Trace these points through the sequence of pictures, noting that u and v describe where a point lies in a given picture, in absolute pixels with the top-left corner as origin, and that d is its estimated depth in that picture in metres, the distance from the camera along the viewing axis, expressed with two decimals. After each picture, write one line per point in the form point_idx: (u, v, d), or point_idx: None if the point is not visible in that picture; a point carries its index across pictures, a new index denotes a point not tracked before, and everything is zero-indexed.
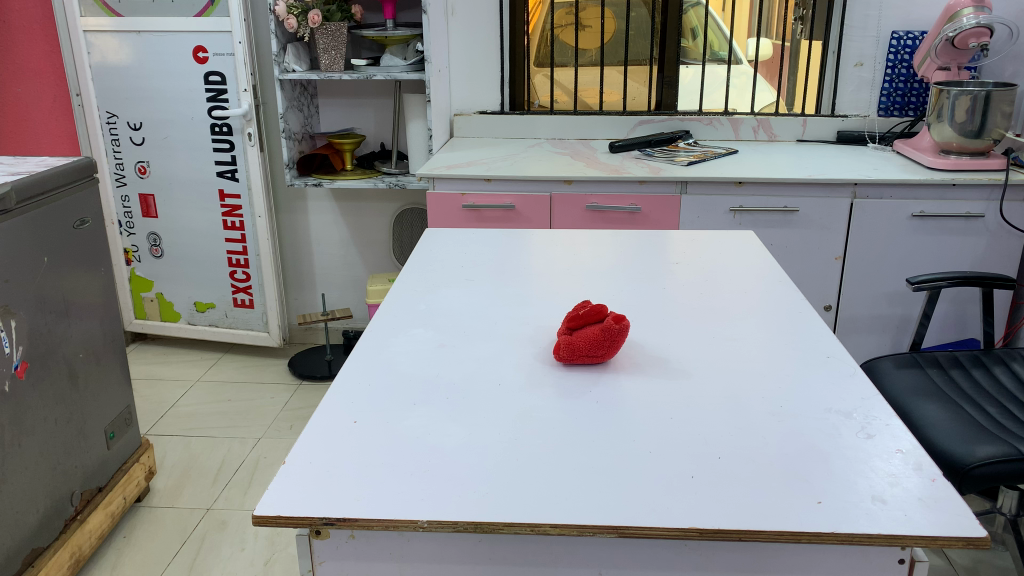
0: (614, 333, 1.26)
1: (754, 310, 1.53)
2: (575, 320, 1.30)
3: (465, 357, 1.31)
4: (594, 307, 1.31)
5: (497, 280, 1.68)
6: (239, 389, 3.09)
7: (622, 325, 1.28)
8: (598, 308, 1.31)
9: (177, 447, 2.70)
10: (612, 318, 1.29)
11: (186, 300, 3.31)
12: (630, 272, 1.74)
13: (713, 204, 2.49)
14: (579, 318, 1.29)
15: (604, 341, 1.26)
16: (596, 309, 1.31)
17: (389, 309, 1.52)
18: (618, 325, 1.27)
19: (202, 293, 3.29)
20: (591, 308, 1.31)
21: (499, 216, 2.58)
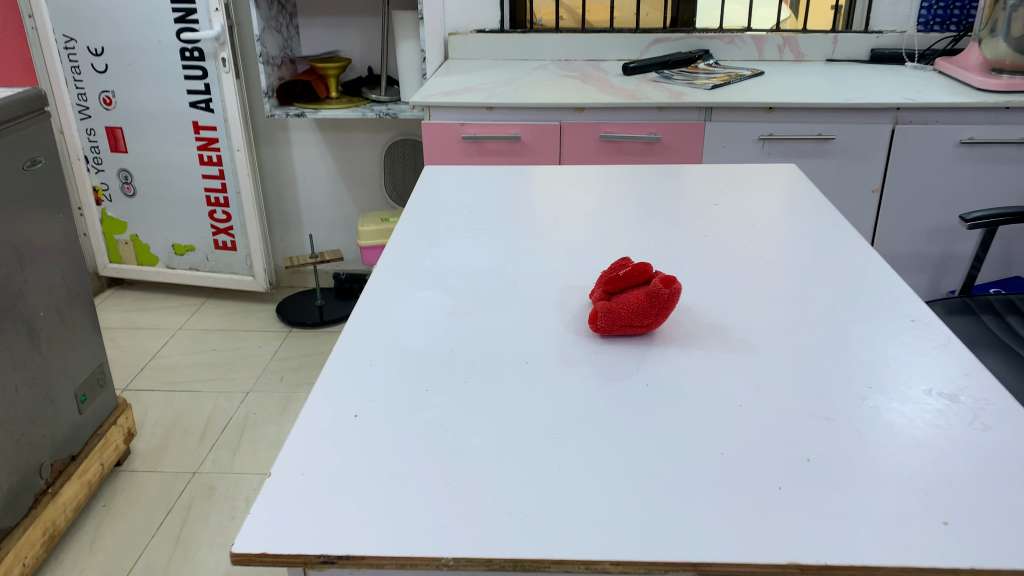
0: (662, 298, 1.05)
1: (813, 259, 1.32)
2: (614, 282, 1.09)
3: (483, 329, 1.10)
4: (637, 267, 1.10)
5: (512, 228, 1.46)
6: (225, 337, 2.89)
7: (672, 288, 1.06)
8: (642, 268, 1.10)
9: (158, 403, 2.50)
10: (660, 280, 1.08)
11: (164, 242, 3.08)
12: (664, 213, 1.52)
13: (740, 132, 2.25)
14: (619, 281, 1.09)
15: (650, 308, 1.05)
16: (639, 269, 1.10)
17: (388, 267, 1.30)
18: (667, 290, 1.06)
19: (181, 234, 3.05)
20: (634, 268, 1.10)
21: (503, 149, 2.34)
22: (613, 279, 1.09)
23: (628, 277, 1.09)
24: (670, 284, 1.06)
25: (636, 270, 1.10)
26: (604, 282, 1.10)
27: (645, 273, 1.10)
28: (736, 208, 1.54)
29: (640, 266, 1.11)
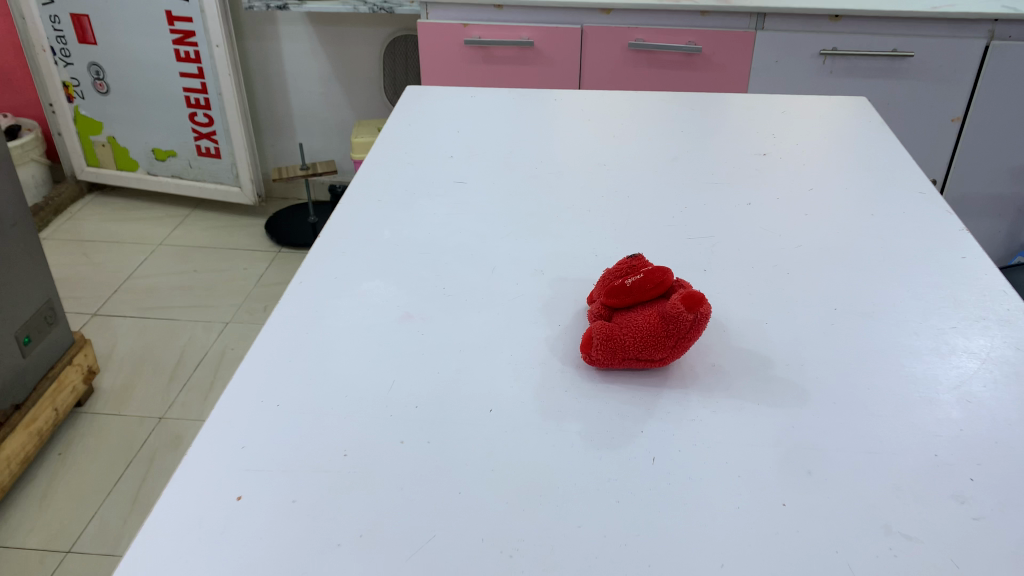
0: (681, 326, 0.76)
1: (892, 242, 1.00)
2: (617, 295, 0.80)
3: (441, 347, 0.82)
4: (649, 272, 0.80)
5: (503, 184, 1.15)
6: (209, 255, 2.64)
7: (698, 310, 0.76)
8: (655, 273, 0.80)
9: (129, 332, 2.28)
10: (679, 294, 0.78)
11: (143, 146, 2.79)
12: (697, 163, 1.19)
13: (799, 44, 1.87)
14: (623, 294, 0.79)
15: (664, 339, 0.76)
16: (651, 276, 0.80)
17: (334, 240, 1.01)
18: (689, 314, 0.76)
19: (160, 138, 2.76)
20: (644, 272, 0.80)
21: (513, 57, 1.98)
22: (616, 290, 0.80)
23: (636, 289, 0.79)
24: (694, 306, 0.76)
25: (647, 277, 0.80)
26: (603, 292, 0.81)
27: (661, 282, 0.80)
28: (791, 159, 1.20)
29: (653, 270, 0.81)
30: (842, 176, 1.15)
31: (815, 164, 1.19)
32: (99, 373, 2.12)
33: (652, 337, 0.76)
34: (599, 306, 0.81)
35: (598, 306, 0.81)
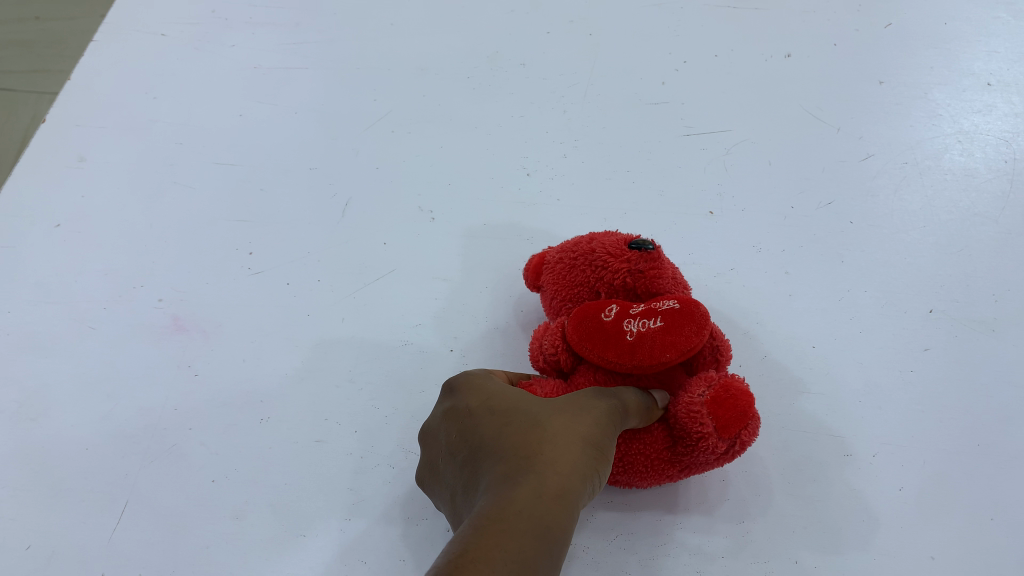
0: (695, 456, 0.35)
1: (1022, 141, 0.59)
2: (599, 352, 0.35)
3: (232, 409, 0.45)
4: (677, 316, 0.34)
5: (382, 6, 0.69)
6: None
7: (737, 430, 0.35)
8: (687, 320, 0.34)
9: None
10: (710, 382, 0.35)
11: None
12: None
13: None
14: (613, 355, 0.34)
15: (661, 466, 0.36)
16: (679, 332, 0.34)
17: (71, 134, 0.58)
18: (717, 440, 0.34)
19: None
20: (666, 314, 0.34)
21: None
22: (600, 343, 0.35)
23: (644, 358, 0.34)
24: (730, 428, 0.34)
25: (670, 335, 0.34)
26: (574, 322, 0.36)
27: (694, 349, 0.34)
28: None
29: (683, 309, 0.35)
30: None
31: None
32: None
33: (636, 460, 0.36)
34: (562, 349, 0.37)
35: (560, 348, 0.37)
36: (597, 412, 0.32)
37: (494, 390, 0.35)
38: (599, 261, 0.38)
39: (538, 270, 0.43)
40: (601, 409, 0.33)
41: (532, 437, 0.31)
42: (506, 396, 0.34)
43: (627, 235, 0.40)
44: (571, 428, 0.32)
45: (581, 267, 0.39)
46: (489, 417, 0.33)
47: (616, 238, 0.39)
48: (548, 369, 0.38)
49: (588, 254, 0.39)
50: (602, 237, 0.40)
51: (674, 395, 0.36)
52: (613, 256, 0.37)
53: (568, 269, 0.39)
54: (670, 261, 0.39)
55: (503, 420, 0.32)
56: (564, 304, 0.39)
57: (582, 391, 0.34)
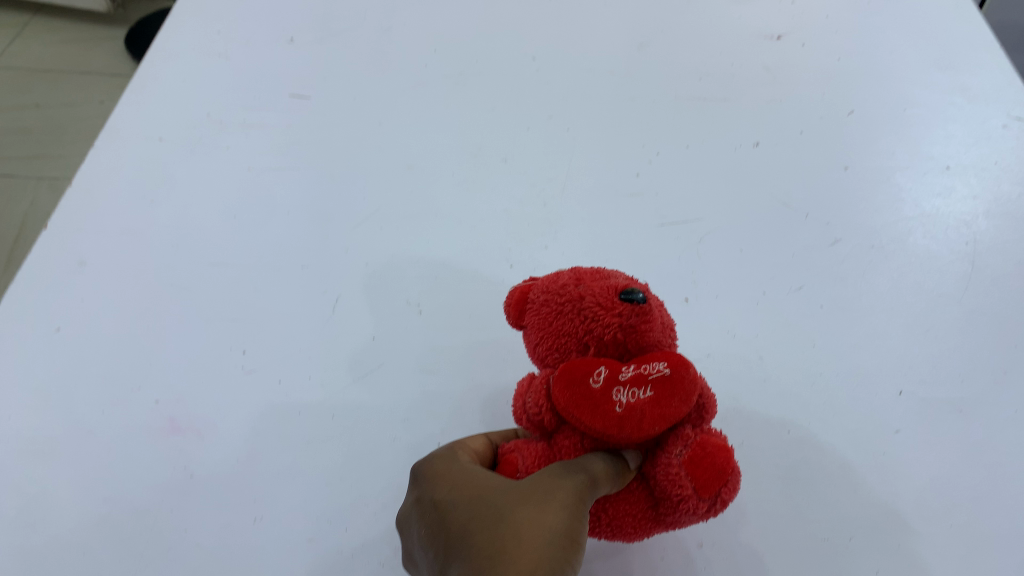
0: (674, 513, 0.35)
1: (980, 222, 0.63)
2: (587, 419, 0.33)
3: (227, 508, 0.47)
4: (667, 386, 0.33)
5: (370, 106, 0.72)
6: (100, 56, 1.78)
7: (719, 487, 0.35)
8: (677, 388, 0.33)
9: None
10: (686, 441, 0.34)
11: None
12: (678, 56, 0.77)
13: None
14: (601, 426, 0.33)
15: (644, 523, 0.37)
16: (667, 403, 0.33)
17: (71, 238, 0.60)
18: (699, 501, 0.34)
19: None
20: (657, 382, 0.33)
21: None
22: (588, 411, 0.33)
23: (633, 431, 0.33)
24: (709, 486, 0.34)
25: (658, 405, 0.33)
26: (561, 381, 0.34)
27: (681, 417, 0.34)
28: (818, 48, 0.79)
29: (673, 375, 0.33)
30: (895, 85, 0.75)
31: (854, 61, 0.78)
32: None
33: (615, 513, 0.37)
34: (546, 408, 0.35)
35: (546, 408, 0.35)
36: (563, 493, 0.33)
37: (470, 476, 0.37)
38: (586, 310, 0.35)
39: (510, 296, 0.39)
40: (569, 489, 0.33)
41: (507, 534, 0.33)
42: (479, 483, 0.36)
43: (611, 271, 0.37)
44: (537, 519, 0.33)
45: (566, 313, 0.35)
46: (462, 509, 0.35)
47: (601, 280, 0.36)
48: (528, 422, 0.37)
49: (574, 299, 0.35)
50: (588, 276, 0.36)
51: (658, 454, 0.35)
52: (603, 305, 0.34)
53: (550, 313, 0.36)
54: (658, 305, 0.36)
55: (474, 513, 0.35)
56: (545, 350, 0.36)
57: (553, 464, 0.35)
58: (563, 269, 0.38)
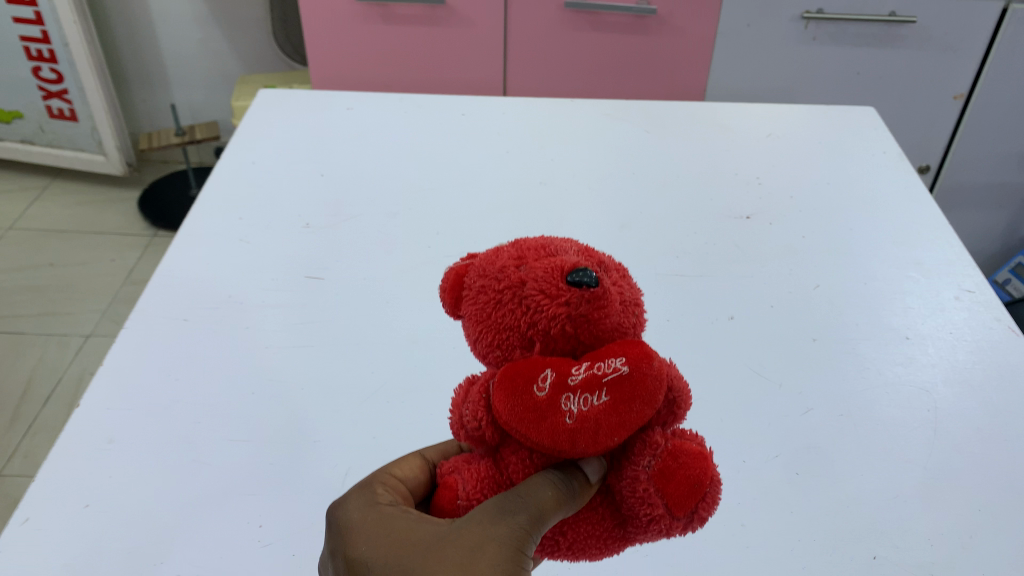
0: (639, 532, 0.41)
1: (940, 390, 0.68)
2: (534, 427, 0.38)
3: None
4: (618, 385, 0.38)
5: (379, 286, 0.79)
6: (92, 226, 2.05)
7: (696, 504, 0.40)
8: (624, 388, 0.38)
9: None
10: (655, 450, 0.40)
11: None
12: (658, 235, 0.86)
13: (777, 4, 1.51)
14: (551, 434, 0.38)
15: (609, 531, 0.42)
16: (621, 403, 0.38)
17: (99, 417, 0.65)
18: (670, 516, 0.40)
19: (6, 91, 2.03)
20: (606, 380, 0.38)
21: (419, 16, 1.57)
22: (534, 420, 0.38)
23: (586, 441, 0.38)
24: (678, 504, 0.39)
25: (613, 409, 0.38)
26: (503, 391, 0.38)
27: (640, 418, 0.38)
28: (784, 227, 0.87)
29: (625, 373, 0.37)
30: (857, 262, 0.83)
31: (817, 238, 0.86)
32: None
33: (577, 535, 0.43)
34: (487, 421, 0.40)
35: (484, 422, 0.39)
36: (503, 533, 0.40)
37: (412, 535, 0.43)
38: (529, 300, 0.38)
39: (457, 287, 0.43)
40: (506, 529, 0.40)
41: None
42: (416, 535, 0.43)
43: (558, 254, 0.40)
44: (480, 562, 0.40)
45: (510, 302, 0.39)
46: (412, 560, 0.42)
47: (545, 264, 0.39)
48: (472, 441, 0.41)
49: (516, 286, 0.39)
50: (534, 262, 0.40)
51: (625, 466, 0.40)
52: (548, 295, 0.38)
53: (493, 306, 0.40)
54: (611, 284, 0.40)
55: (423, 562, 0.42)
56: (491, 347, 0.40)
57: (492, 502, 0.41)
58: (505, 254, 0.41)
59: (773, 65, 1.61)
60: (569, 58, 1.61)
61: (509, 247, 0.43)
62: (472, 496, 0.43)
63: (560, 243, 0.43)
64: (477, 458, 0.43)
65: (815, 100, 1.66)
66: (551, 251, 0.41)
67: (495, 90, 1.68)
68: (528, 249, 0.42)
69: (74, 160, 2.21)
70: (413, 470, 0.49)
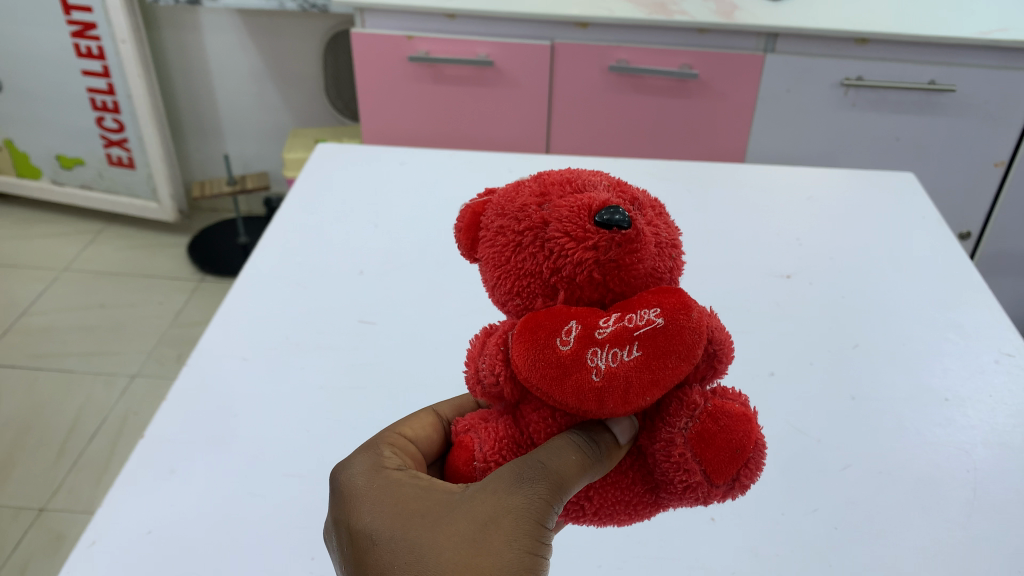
0: (673, 497, 0.47)
1: (979, 451, 0.69)
2: (558, 384, 0.43)
3: None
4: (651, 340, 0.42)
5: (429, 330, 0.82)
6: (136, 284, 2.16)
7: (737, 472, 0.45)
8: (655, 337, 0.42)
9: (16, 389, 1.80)
10: (693, 412, 0.44)
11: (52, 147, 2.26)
12: (698, 290, 0.88)
13: (816, 71, 1.55)
14: (576, 385, 0.43)
15: (638, 495, 0.48)
16: (653, 358, 0.42)
17: (161, 449, 0.69)
18: (710, 483, 0.45)
19: (71, 143, 2.23)
20: (640, 330, 0.43)
21: (468, 76, 1.63)
22: (559, 375, 0.43)
23: (616, 402, 0.43)
24: (717, 470, 0.44)
25: (645, 365, 0.42)
26: (526, 344, 0.43)
27: (676, 374, 0.43)
28: (823, 286, 0.89)
29: (658, 325, 0.42)
30: (898, 322, 0.84)
31: (856, 297, 0.88)
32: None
33: (604, 500, 0.48)
34: (506, 375, 0.45)
35: (501, 377, 0.45)
36: (520, 499, 0.46)
37: (427, 502, 0.48)
38: (555, 243, 0.43)
39: (482, 223, 0.48)
40: (523, 496, 0.45)
41: (471, 556, 0.46)
42: (430, 503, 0.48)
43: (590, 191, 0.45)
44: (499, 525, 0.46)
45: (532, 244, 0.44)
46: (428, 526, 0.47)
47: (569, 203, 0.44)
48: (490, 395, 0.47)
49: (539, 227, 0.44)
50: (560, 203, 0.44)
51: (661, 428, 0.45)
52: (574, 238, 0.43)
53: (513, 248, 0.45)
54: (643, 225, 0.44)
55: (441, 528, 0.47)
56: (514, 294, 0.45)
57: (513, 466, 0.46)
58: (525, 191, 0.46)
59: (812, 130, 1.64)
60: (611, 119, 1.66)
61: (532, 182, 0.47)
62: (489, 458, 0.48)
63: (588, 177, 0.47)
64: (496, 417, 0.49)
65: (855, 165, 1.68)
66: (579, 186, 0.46)
67: (539, 148, 1.73)
68: (551, 184, 0.46)
69: (126, 206, 2.30)
70: (425, 429, 0.55)
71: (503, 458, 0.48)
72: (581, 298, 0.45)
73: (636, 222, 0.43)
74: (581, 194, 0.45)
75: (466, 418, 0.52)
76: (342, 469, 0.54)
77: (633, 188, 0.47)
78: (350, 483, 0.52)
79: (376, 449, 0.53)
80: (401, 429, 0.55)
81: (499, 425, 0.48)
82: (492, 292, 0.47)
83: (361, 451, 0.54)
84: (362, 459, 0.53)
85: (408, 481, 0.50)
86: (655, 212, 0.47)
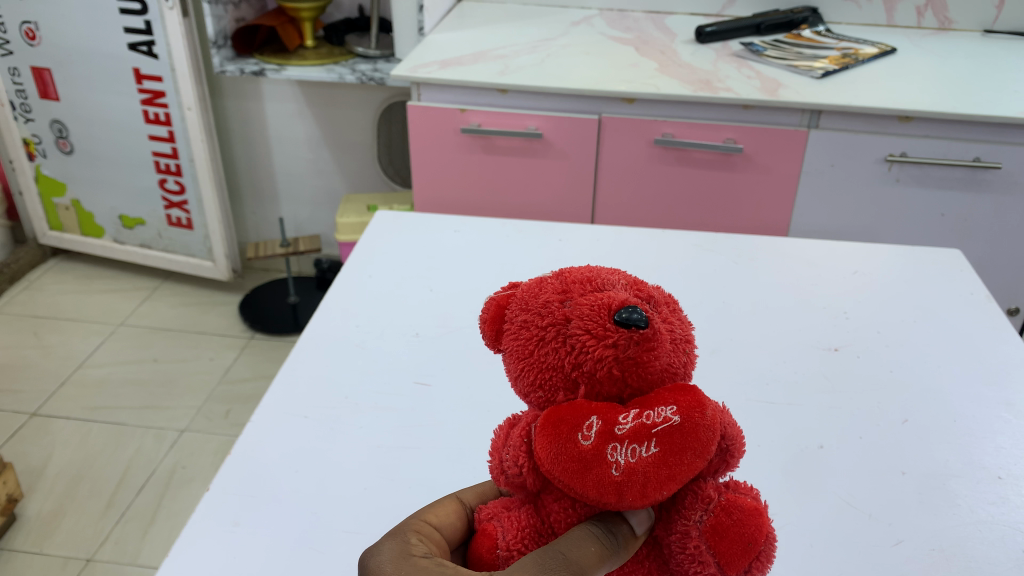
0: None
1: None
2: (580, 477, 0.45)
3: None
4: (668, 437, 0.45)
5: (481, 394, 0.85)
6: (188, 341, 2.22)
7: (751, 563, 0.47)
8: (670, 433, 0.45)
9: (70, 440, 1.85)
10: (708, 504, 0.47)
11: (116, 208, 2.36)
12: (746, 363, 0.89)
13: (860, 148, 1.58)
14: (601, 479, 0.45)
15: None
16: (670, 454, 0.45)
17: (224, 502, 0.72)
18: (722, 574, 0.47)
19: (134, 203, 2.33)
20: (656, 424, 0.45)
21: (517, 148, 1.69)
22: (580, 469, 0.45)
23: (635, 494, 0.45)
24: (730, 562, 0.46)
25: (662, 461, 0.45)
26: (550, 438, 0.46)
27: (691, 469, 0.45)
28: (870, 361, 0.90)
29: (672, 422, 0.45)
30: (948, 399, 0.84)
31: (903, 373, 0.88)
32: (25, 496, 1.70)
33: None
34: (528, 466, 0.48)
35: (523, 468, 0.48)
36: None
37: None
38: (576, 340, 0.46)
39: (506, 316, 0.51)
40: None
41: None
42: None
43: (607, 292, 0.47)
44: None
45: (555, 339, 0.47)
46: None
47: (590, 301, 0.47)
48: (512, 485, 0.49)
49: (561, 323, 0.47)
50: (579, 303, 0.47)
51: (678, 518, 0.48)
52: (595, 337, 0.45)
53: (538, 341, 0.47)
54: (659, 323, 0.46)
55: None
56: (536, 387, 0.48)
57: (537, 553, 0.48)
58: (545, 291, 0.49)
59: (855, 205, 1.66)
60: (656, 189, 1.70)
61: (554, 279, 0.50)
62: (511, 546, 0.50)
63: (606, 276, 0.50)
64: (517, 508, 0.51)
65: (899, 240, 1.69)
66: (596, 285, 0.49)
67: (583, 218, 1.77)
68: (573, 282, 0.49)
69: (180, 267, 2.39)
70: (449, 517, 0.55)
71: (525, 547, 0.50)
72: (601, 392, 0.47)
73: (653, 320, 0.46)
74: (600, 293, 0.48)
75: (491, 505, 0.54)
76: (370, 555, 0.53)
77: (649, 285, 0.50)
78: (378, 571, 0.52)
79: (403, 535, 0.53)
80: (426, 517, 0.55)
81: (521, 514, 0.51)
82: (515, 383, 0.50)
83: (388, 537, 0.54)
84: (388, 546, 0.53)
85: (436, 569, 0.51)
86: (669, 308, 0.49)
